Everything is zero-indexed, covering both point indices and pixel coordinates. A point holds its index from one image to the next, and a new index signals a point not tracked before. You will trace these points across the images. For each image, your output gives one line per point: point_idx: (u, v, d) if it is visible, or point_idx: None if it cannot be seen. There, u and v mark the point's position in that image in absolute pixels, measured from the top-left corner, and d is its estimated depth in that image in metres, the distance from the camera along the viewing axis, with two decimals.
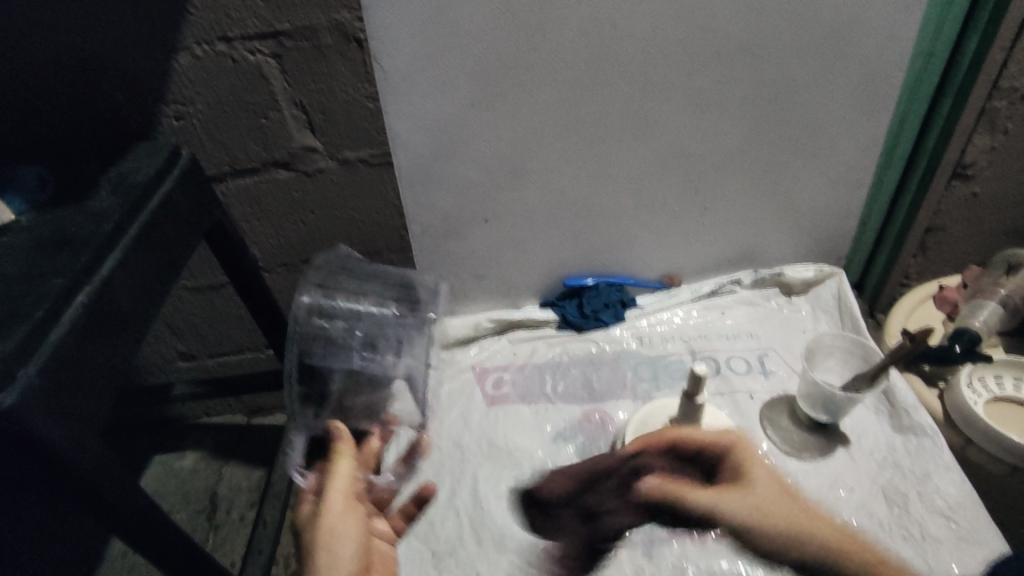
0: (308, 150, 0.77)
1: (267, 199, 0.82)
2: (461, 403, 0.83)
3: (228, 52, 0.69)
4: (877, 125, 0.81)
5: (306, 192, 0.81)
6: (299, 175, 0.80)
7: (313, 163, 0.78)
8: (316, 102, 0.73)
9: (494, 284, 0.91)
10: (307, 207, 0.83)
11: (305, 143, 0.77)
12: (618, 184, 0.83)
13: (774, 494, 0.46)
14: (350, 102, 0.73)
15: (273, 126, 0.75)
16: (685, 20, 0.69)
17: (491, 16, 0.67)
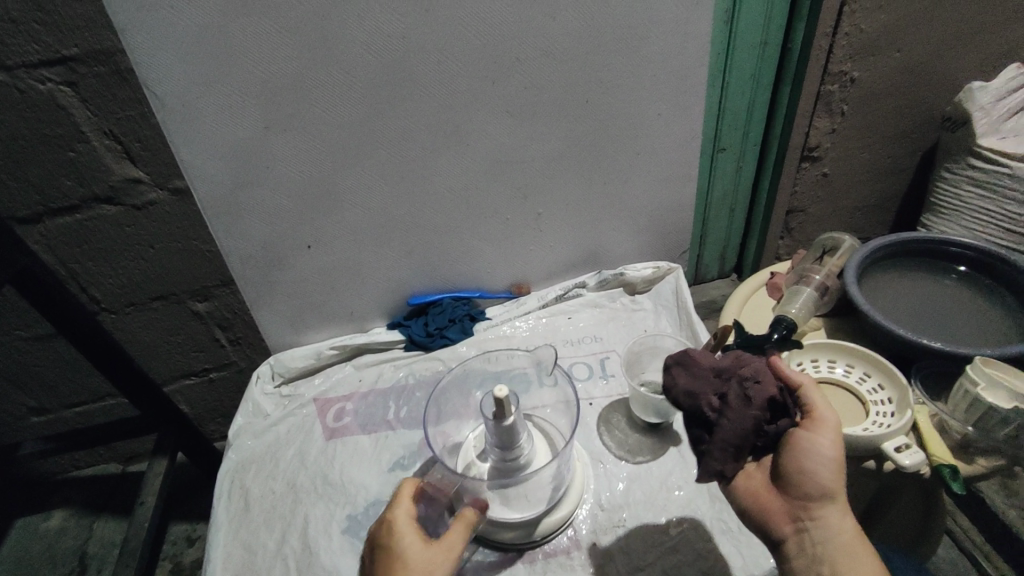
0: (132, 181, 0.79)
1: (97, 238, 0.83)
2: (297, 442, 0.79)
3: (11, 82, 0.68)
4: (691, 121, 0.82)
5: (139, 225, 0.83)
6: (126, 209, 0.81)
7: (141, 196, 0.80)
8: (128, 131, 0.75)
9: (335, 309, 0.88)
10: (145, 241, 0.85)
11: (126, 173, 0.78)
12: (443, 196, 0.80)
13: (832, 468, 0.50)
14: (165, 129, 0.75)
15: (85, 157, 0.76)
16: (478, 26, 0.66)
17: (263, 33, 0.62)
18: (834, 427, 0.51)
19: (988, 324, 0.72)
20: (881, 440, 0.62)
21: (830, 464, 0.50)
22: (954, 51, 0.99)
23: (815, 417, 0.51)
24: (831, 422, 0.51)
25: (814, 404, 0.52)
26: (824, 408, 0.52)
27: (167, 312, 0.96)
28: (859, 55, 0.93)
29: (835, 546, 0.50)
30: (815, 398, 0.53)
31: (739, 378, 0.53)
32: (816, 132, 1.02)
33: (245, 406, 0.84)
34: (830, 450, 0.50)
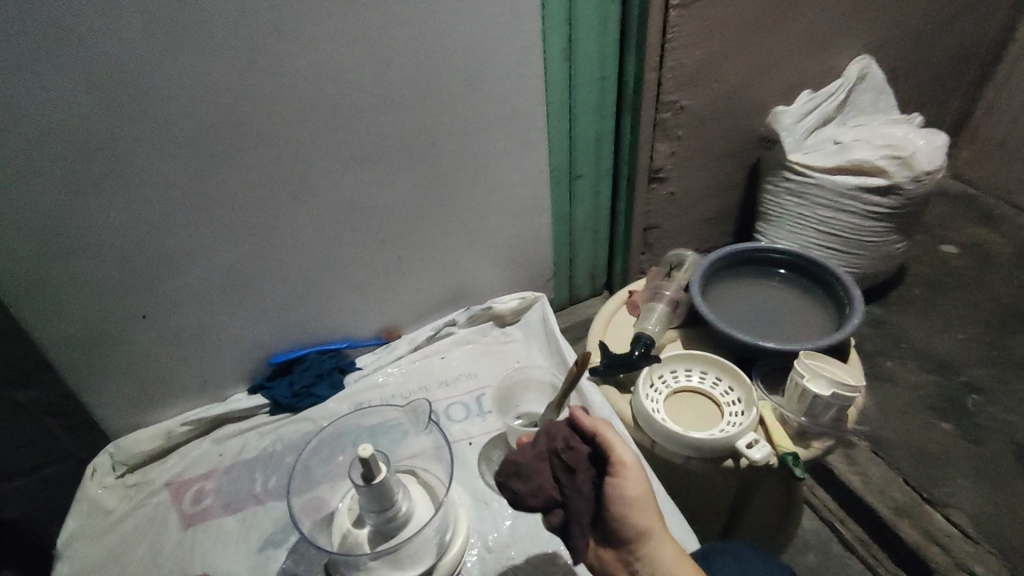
0: None
1: None
2: (147, 537, 0.69)
3: None
4: (539, 157, 0.85)
5: None
6: None
7: None
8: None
9: (184, 380, 0.80)
10: None
11: None
12: (295, 248, 0.76)
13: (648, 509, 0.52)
14: None
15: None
16: (310, 75, 0.64)
17: (60, 90, 0.55)
18: (636, 468, 0.53)
19: (809, 320, 0.82)
20: (734, 438, 0.67)
21: (645, 507, 0.52)
22: (759, 81, 1.13)
23: (618, 461, 0.52)
24: (632, 465, 0.52)
25: (615, 446, 0.53)
26: (622, 450, 0.53)
27: None
28: (683, 86, 1.03)
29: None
30: (616, 442, 0.53)
31: (553, 446, 0.53)
32: (658, 157, 1.11)
33: (78, 504, 0.73)
34: (637, 491, 0.52)
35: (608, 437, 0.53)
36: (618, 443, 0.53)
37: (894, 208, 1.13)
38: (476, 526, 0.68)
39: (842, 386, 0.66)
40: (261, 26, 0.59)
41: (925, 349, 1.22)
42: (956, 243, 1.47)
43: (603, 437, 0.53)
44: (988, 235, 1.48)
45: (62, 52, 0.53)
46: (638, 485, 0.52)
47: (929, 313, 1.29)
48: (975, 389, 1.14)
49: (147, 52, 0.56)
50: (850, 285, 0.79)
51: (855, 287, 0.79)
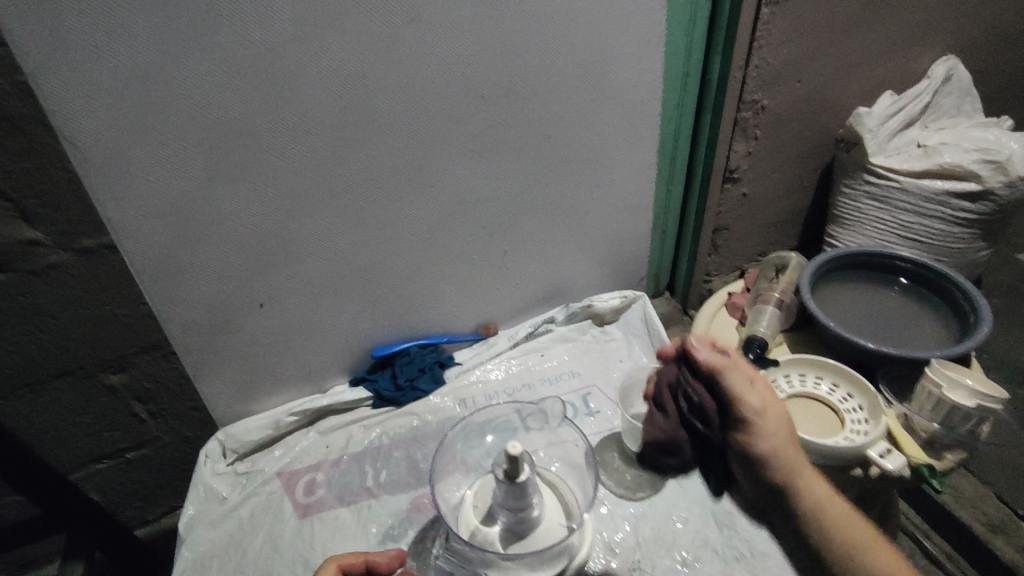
0: (28, 244, 0.63)
1: None
2: (265, 525, 0.70)
3: None
4: (646, 151, 0.84)
5: (35, 292, 0.67)
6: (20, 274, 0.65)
7: (40, 259, 0.64)
8: (21, 186, 0.59)
9: (290, 370, 0.80)
10: (45, 310, 0.69)
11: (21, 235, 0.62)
12: (405, 240, 0.75)
13: (780, 441, 0.59)
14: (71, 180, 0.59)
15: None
16: (442, 64, 0.63)
17: (208, 76, 0.55)
18: (767, 413, 0.59)
19: (926, 329, 0.79)
20: (866, 447, 0.66)
21: (777, 438, 0.59)
22: (845, 81, 1.10)
23: (740, 408, 0.59)
24: (757, 415, 0.59)
25: (738, 393, 0.60)
26: (749, 398, 0.59)
27: (76, 391, 0.77)
28: (767, 85, 1.01)
29: (826, 525, 0.56)
30: (742, 387, 0.60)
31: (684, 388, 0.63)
32: (735, 156, 1.09)
33: (193, 489, 0.74)
34: (770, 439, 0.59)
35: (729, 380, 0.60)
36: (740, 390, 0.60)
37: (983, 216, 1.09)
38: (597, 527, 0.67)
39: (983, 396, 0.66)
40: (400, 13, 0.58)
41: (1010, 360, 1.18)
42: None
43: (725, 387, 0.60)
44: None
45: (213, 36, 0.53)
46: (770, 432, 0.59)
47: (1013, 323, 1.25)
48: None
49: (291, 38, 0.56)
50: (975, 294, 0.77)
51: (980, 296, 0.77)
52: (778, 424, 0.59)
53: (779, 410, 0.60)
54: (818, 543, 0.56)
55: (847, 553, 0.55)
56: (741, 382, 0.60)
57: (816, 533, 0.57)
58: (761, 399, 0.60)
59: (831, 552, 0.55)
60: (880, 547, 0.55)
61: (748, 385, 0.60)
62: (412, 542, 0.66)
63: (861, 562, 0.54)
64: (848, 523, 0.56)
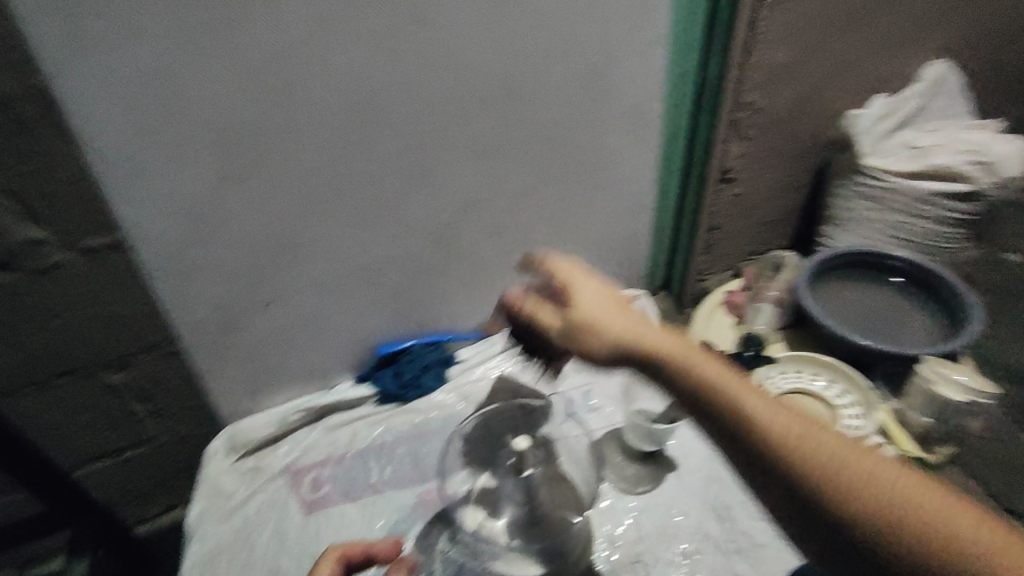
0: (32, 242, 0.60)
1: None
2: (272, 520, 0.71)
3: None
4: (647, 153, 0.85)
5: (38, 293, 0.64)
6: (23, 275, 0.62)
7: (43, 257, 0.61)
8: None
9: (296, 368, 0.82)
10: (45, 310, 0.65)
11: (24, 234, 0.59)
12: (410, 239, 0.76)
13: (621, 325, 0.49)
14: (78, 179, 0.57)
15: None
16: (449, 67, 0.64)
17: (220, 77, 0.56)
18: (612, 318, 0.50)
19: (919, 327, 0.81)
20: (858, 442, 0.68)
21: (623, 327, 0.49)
22: (838, 83, 1.12)
23: (591, 321, 0.50)
24: (604, 321, 0.50)
25: (587, 308, 0.51)
26: (596, 308, 0.51)
27: (73, 393, 0.73)
28: (761, 86, 1.03)
29: (716, 392, 0.42)
30: (587, 294, 0.53)
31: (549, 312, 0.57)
32: (730, 156, 1.11)
33: (200, 485, 0.75)
34: (634, 346, 0.48)
35: (581, 299, 0.52)
36: (590, 304, 0.51)
37: (971, 215, 1.12)
38: (599, 520, 0.68)
39: (977, 390, 0.67)
40: (409, 16, 0.60)
41: (999, 358, 1.21)
42: None
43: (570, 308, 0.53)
44: None
45: (225, 38, 0.54)
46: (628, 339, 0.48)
47: (1002, 322, 1.28)
48: None
49: (302, 40, 0.57)
50: (964, 290, 0.79)
51: (971, 295, 0.79)
52: (634, 326, 0.49)
53: (628, 314, 0.50)
54: (802, 488, 0.38)
55: (851, 489, 0.37)
56: (593, 296, 0.52)
57: (798, 473, 0.38)
58: (612, 307, 0.51)
59: (717, 418, 0.42)
60: (864, 457, 0.38)
61: (595, 295, 0.52)
62: (417, 536, 0.67)
63: (780, 432, 0.39)
64: (759, 403, 0.41)
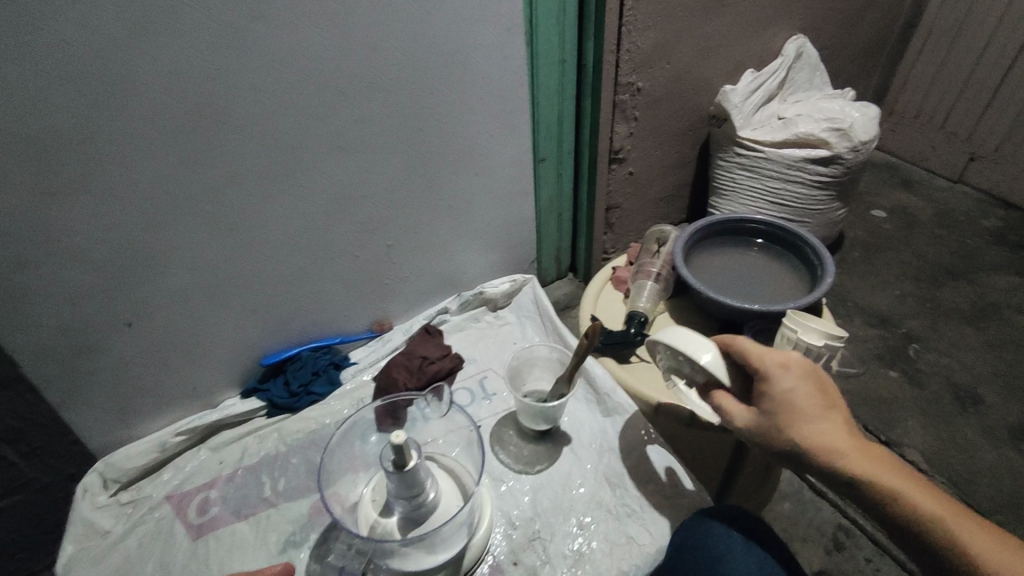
0: None
1: None
2: (157, 552, 0.67)
3: None
4: (521, 137, 0.86)
5: None
6: None
7: None
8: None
9: (173, 388, 0.77)
10: None
11: None
12: (284, 243, 0.73)
13: (807, 394, 0.50)
14: None
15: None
16: (296, 62, 0.61)
17: (30, 80, 0.50)
18: (799, 382, 0.51)
19: (784, 285, 0.87)
20: None
21: (807, 396, 0.50)
22: (710, 61, 1.17)
23: (796, 409, 0.49)
24: (810, 399, 0.50)
25: (792, 393, 0.50)
26: (803, 393, 0.50)
27: None
28: (640, 67, 1.05)
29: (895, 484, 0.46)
30: (784, 379, 0.51)
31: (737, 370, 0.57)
32: (618, 137, 1.14)
33: (71, 526, 0.69)
34: (826, 435, 0.48)
35: (786, 385, 0.50)
36: (797, 392, 0.50)
37: (836, 177, 1.21)
38: (498, 504, 0.70)
39: (830, 334, 0.73)
40: (247, 9, 0.56)
41: (868, 305, 1.33)
42: (889, 208, 1.58)
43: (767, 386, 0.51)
44: (911, 198, 1.61)
45: (25, 39, 0.49)
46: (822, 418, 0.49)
47: (867, 272, 1.40)
48: (914, 338, 1.25)
49: (124, 39, 0.52)
50: (822, 249, 0.85)
51: (825, 250, 0.85)
52: (823, 414, 0.50)
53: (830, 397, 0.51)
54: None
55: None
56: (797, 382, 0.51)
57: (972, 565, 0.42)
58: (815, 388, 0.51)
59: (892, 508, 0.45)
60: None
61: (801, 376, 0.51)
62: (313, 546, 0.66)
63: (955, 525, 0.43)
64: (936, 501, 0.45)
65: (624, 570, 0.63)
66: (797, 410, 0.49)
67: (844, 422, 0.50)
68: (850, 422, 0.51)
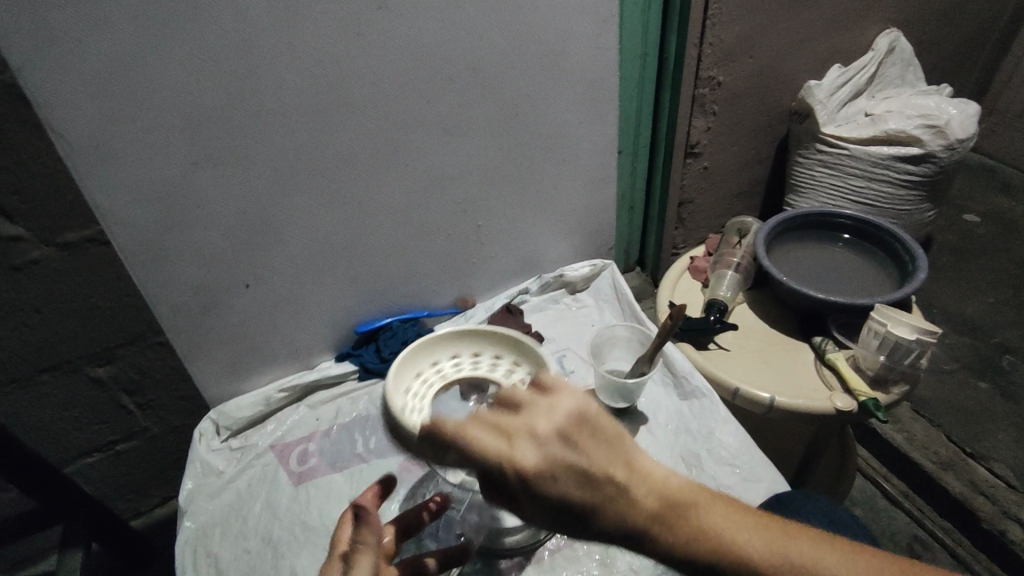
0: (7, 240, 0.66)
1: None
2: (264, 494, 0.73)
3: None
4: (608, 124, 0.88)
5: (18, 288, 0.70)
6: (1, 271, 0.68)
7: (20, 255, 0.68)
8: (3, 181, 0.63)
9: (279, 349, 0.84)
10: (27, 305, 0.72)
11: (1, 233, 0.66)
12: (384, 219, 0.79)
13: (600, 475, 0.34)
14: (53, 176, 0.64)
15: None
16: (411, 47, 0.66)
17: (192, 63, 0.56)
18: (571, 478, 0.34)
19: (870, 280, 0.86)
20: (831, 401, 0.75)
21: (589, 483, 0.34)
22: (795, 56, 1.15)
23: (597, 505, 0.34)
24: (591, 489, 0.34)
25: (586, 470, 0.34)
26: (588, 479, 0.34)
27: (58, 387, 0.81)
28: (721, 61, 1.05)
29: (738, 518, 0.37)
30: (551, 482, 0.33)
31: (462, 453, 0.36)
32: (695, 131, 1.13)
33: (191, 466, 0.77)
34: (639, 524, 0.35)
35: (556, 492, 0.33)
36: (568, 495, 0.33)
37: (927, 177, 1.14)
38: None
39: (922, 328, 0.72)
40: None
41: (957, 312, 1.27)
42: (984, 213, 1.50)
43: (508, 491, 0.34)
44: (1009, 204, 1.52)
45: (189, 23, 0.54)
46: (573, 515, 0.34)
47: (958, 278, 1.34)
48: (1009, 349, 1.19)
49: (270, 24, 0.58)
50: (913, 245, 0.84)
51: (918, 247, 0.83)
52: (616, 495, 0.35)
53: (612, 467, 0.35)
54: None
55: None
56: (563, 474, 0.34)
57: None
58: (593, 465, 0.34)
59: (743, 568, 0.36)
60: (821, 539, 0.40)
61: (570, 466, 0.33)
62: (403, 499, 0.71)
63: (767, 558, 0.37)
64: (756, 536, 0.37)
65: None
66: (606, 503, 0.34)
67: (630, 480, 0.35)
68: (630, 466, 0.35)
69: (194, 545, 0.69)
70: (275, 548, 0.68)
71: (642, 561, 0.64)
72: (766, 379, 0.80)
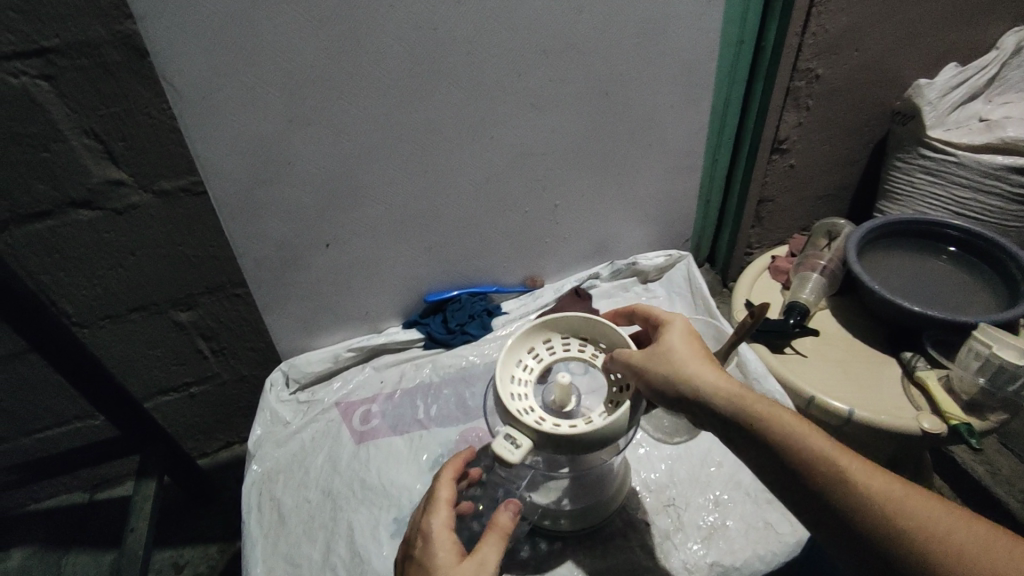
0: (112, 183, 0.70)
1: (70, 246, 0.73)
2: (326, 448, 0.76)
3: None
4: (700, 111, 0.85)
5: (118, 231, 0.74)
6: (105, 213, 0.72)
7: (123, 200, 0.71)
8: (112, 128, 0.65)
9: (349, 310, 0.86)
10: (124, 248, 0.76)
11: (107, 175, 0.69)
12: (464, 191, 0.78)
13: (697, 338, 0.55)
14: (156, 126, 0.66)
15: (60, 158, 0.66)
16: (508, 16, 0.64)
17: (295, 22, 0.57)
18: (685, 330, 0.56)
19: (970, 297, 0.80)
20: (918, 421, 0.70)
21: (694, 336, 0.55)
22: (908, 50, 1.04)
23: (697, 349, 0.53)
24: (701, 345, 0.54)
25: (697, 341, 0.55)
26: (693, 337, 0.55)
27: (145, 326, 0.86)
28: (823, 53, 0.96)
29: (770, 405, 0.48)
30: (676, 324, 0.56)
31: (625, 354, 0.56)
32: (785, 126, 1.05)
33: (261, 414, 0.81)
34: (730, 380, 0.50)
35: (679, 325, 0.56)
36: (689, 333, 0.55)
37: None
38: (634, 467, 0.71)
39: None
40: None
41: None
42: None
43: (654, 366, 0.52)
44: None
45: None
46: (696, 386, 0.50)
47: None
48: None
49: None
50: None
51: None
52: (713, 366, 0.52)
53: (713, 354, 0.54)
54: (878, 536, 0.41)
55: (954, 552, 0.39)
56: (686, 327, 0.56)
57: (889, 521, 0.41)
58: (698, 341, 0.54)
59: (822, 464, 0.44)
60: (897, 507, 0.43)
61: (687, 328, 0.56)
62: None
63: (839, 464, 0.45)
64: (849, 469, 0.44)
65: (760, 554, 0.62)
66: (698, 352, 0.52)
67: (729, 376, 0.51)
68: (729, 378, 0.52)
69: (260, 487, 0.73)
70: (336, 501, 0.70)
71: (696, 561, 0.62)
72: (845, 391, 0.75)
